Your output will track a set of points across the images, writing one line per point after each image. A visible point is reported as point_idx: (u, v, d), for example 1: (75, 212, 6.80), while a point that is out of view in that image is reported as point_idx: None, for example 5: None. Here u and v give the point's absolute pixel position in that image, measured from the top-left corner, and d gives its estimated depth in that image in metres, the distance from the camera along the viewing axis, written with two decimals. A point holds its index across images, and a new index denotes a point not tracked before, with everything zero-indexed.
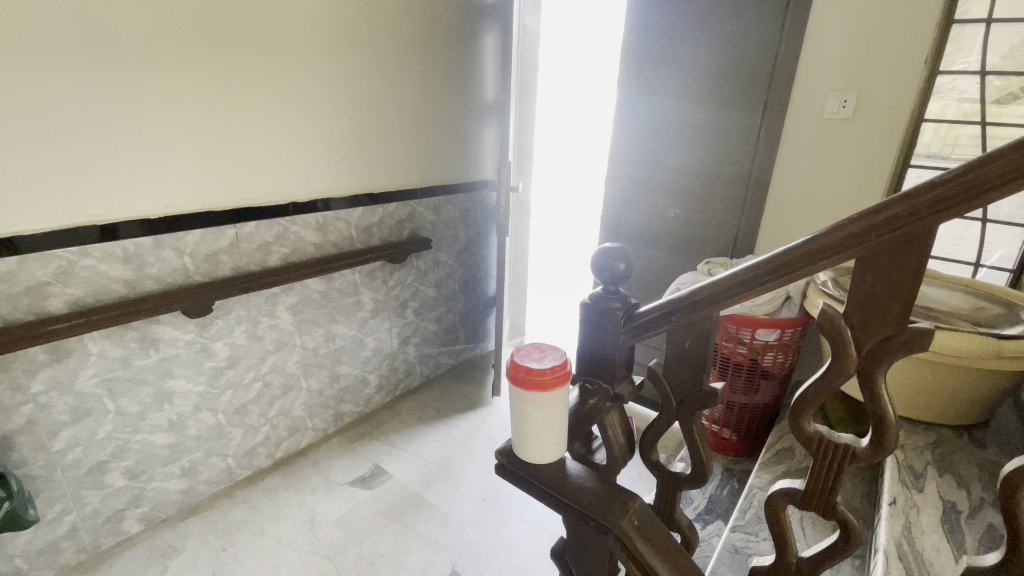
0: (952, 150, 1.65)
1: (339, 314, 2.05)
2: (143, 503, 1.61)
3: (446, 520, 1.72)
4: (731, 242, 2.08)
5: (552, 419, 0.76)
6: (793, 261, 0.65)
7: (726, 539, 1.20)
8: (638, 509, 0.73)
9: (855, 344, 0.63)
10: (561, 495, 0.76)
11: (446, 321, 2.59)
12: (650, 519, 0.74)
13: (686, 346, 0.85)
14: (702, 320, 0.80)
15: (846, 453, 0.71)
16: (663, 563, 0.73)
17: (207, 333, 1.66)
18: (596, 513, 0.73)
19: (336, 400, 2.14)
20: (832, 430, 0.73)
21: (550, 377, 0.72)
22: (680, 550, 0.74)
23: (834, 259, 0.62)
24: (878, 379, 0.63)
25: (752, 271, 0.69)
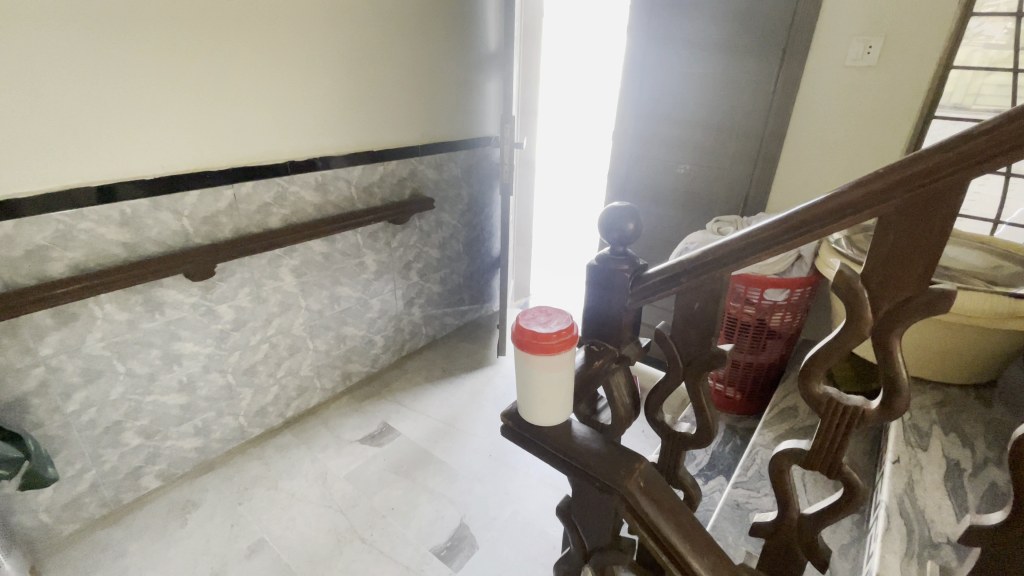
0: (976, 100, 1.59)
1: (343, 276, 2.04)
2: (160, 460, 1.65)
3: (453, 476, 1.77)
4: (742, 198, 2.02)
5: (559, 383, 0.75)
6: (808, 222, 0.62)
7: (727, 496, 1.21)
8: (643, 471, 0.72)
9: (872, 306, 0.61)
10: (567, 457, 0.76)
11: (450, 283, 2.58)
12: (656, 480, 0.73)
13: (695, 309, 0.85)
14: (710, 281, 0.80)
15: (855, 415, 0.75)
16: (673, 528, 0.70)
17: (212, 296, 1.66)
18: (600, 474, 0.72)
19: (344, 360, 2.16)
20: (844, 394, 0.76)
21: (556, 341, 0.70)
22: (690, 513, 0.72)
23: (853, 218, 0.59)
24: (894, 342, 0.61)
25: (766, 234, 0.66)
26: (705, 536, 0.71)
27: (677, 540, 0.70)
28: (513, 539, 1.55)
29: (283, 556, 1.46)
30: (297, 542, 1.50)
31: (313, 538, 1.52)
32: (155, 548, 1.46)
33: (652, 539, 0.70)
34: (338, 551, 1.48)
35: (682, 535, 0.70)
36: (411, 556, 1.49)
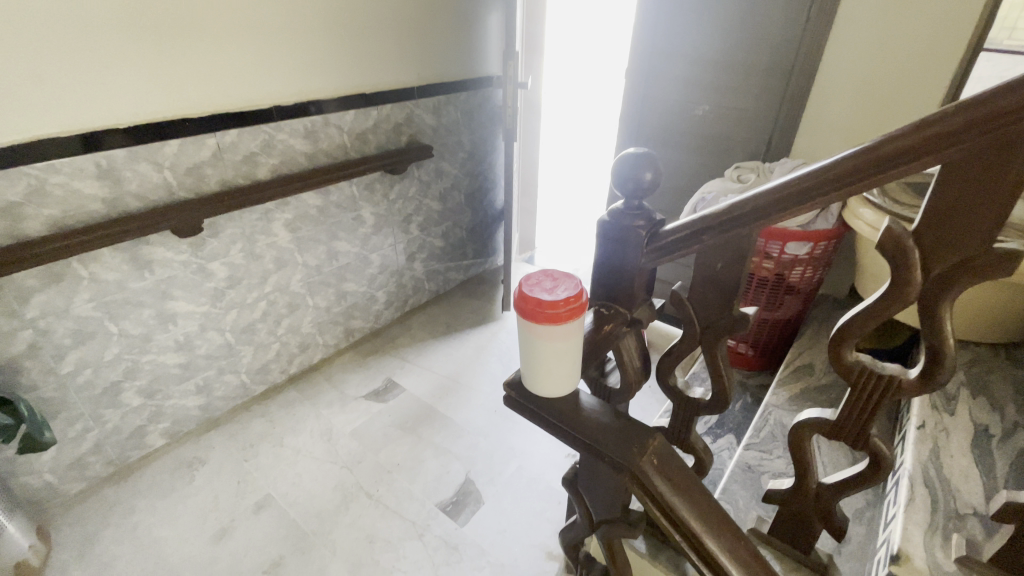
0: (1011, 32, 1.49)
1: (339, 230, 1.95)
2: (164, 418, 1.65)
3: (457, 432, 1.76)
4: (765, 142, 1.87)
5: (566, 354, 0.68)
6: (858, 169, 0.52)
7: (739, 458, 1.16)
8: (657, 448, 0.66)
9: (921, 268, 0.54)
10: (574, 431, 0.70)
11: (453, 236, 2.48)
12: (669, 456, 0.67)
13: (718, 269, 0.77)
14: (736, 237, 0.72)
15: (890, 386, 0.70)
16: (687, 508, 0.65)
17: (202, 253, 1.59)
18: (610, 451, 0.67)
19: (345, 316, 2.11)
20: (877, 361, 0.71)
21: (563, 310, 0.63)
22: (705, 491, 0.67)
23: (912, 165, 0.49)
24: (945, 308, 0.54)
25: (804, 184, 0.56)
26: (721, 515, 0.66)
27: (692, 521, 0.65)
28: (518, 494, 1.55)
29: (290, 512, 1.47)
30: (304, 498, 1.51)
31: (319, 495, 1.53)
32: (164, 504, 1.47)
33: (665, 519, 0.65)
34: (345, 506, 1.49)
35: (697, 515, 0.65)
36: (417, 511, 1.49)
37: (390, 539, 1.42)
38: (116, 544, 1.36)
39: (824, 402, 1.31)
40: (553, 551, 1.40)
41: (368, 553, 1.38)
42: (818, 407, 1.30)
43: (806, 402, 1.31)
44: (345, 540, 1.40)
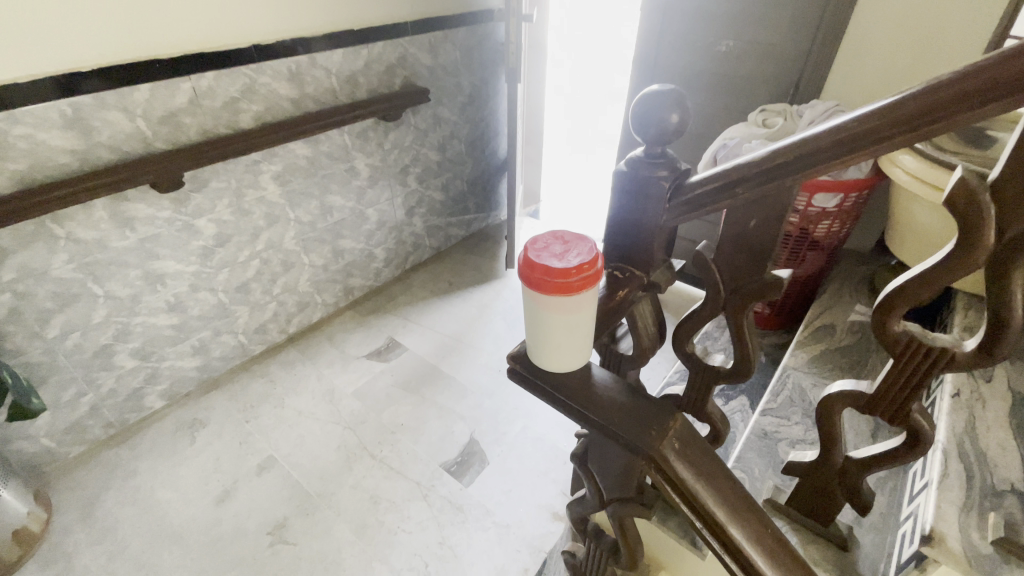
0: None
1: (332, 183, 1.83)
2: (161, 380, 1.61)
3: (462, 392, 1.72)
4: (793, 82, 1.71)
5: (576, 327, 0.60)
6: (931, 109, 0.42)
7: (755, 424, 1.10)
8: (677, 429, 0.59)
9: (998, 226, 0.46)
10: (585, 410, 0.63)
11: (453, 189, 2.35)
12: (690, 438, 0.61)
13: (750, 228, 0.68)
14: (775, 190, 0.62)
15: (940, 359, 0.61)
16: (710, 494, 0.59)
17: (186, 210, 1.50)
18: (625, 434, 0.60)
19: (344, 275, 2.03)
20: (927, 330, 0.62)
21: (575, 279, 0.54)
22: (729, 476, 0.61)
23: (1002, 102, 0.40)
24: (1018, 273, 0.47)
25: (859, 128, 0.46)
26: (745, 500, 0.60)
27: (716, 508, 0.59)
28: (523, 454, 1.53)
29: (293, 473, 1.46)
30: (306, 459, 1.50)
31: (322, 456, 1.51)
32: (166, 466, 1.47)
33: (687, 507, 0.59)
34: (348, 468, 1.48)
35: (720, 501, 0.59)
36: (421, 471, 1.47)
37: (395, 500, 1.40)
38: (119, 507, 1.36)
39: (844, 364, 1.24)
40: (558, 511, 1.38)
41: (373, 514, 1.37)
42: (839, 369, 1.23)
43: (827, 364, 1.24)
44: (349, 501, 1.39)
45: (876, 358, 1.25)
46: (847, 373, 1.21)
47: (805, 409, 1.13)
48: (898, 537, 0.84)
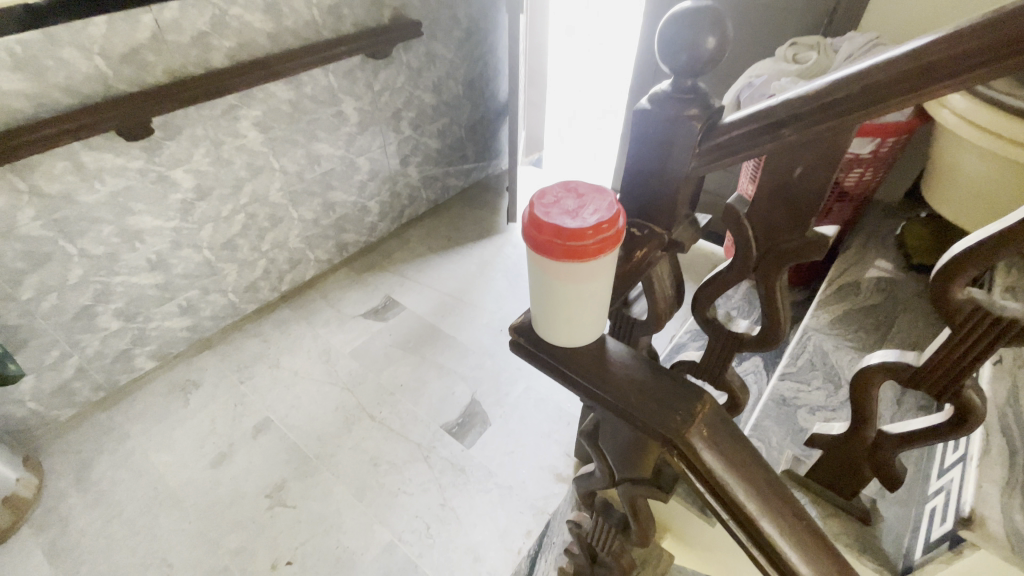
0: None
1: (319, 129, 1.69)
2: (149, 341, 1.56)
3: (464, 351, 1.66)
4: (830, 9, 1.52)
5: (591, 296, 0.51)
6: (973, 54, 0.41)
7: (773, 389, 1.04)
8: (707, 415, 0.51)
9: None
10: (598, 391, 0.54)
11: (451, 136, 2.19)
12: (721, 422, 0.52)
13: (794, 178, 0.58)
14: (829, 132, 0.52)
15: (1006, 331, 0.54)
16: (742, 485, 0.50)
17: (160, 160, 1.38)
18: (645, 419, 0.51)
19: (336, 229, 1.92)
20: (994, 298, 0.54)
21: (591, 242, 0.45)
22: (765, 466, 0.52)
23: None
24: None
25: (877, 80, 0.45)
26: (783, 496, 0.52)
27: (748, 502, 0.50)
28: (526, 415, 1.48)
29: (290, 435, 1.42)
30: (303, 420, 1.46)
31: (320, 418, 1.46)
32: (160, 429, 1.44)
33: (714, 499, 0.51)
34: (346, 430, 1.44)
35: (753, 494, 0.51)
36: (422, 433, 1.44)
37: (395, 462, 1.37)
38: (114, 471, 1.34)
39: (869, 324, 1.16)
40: (562, 473, 1.35)
41: (373, 476, 1.34)
42: (865, 331, 1.15)
43: (851, 325, 1.16)
44: (348, 463, 1.36)
45: (903, 319, 1.17)
46: (873, 335, 1.13)
47: (827, 374, 1.06)
48: (926, 512, 0.79)
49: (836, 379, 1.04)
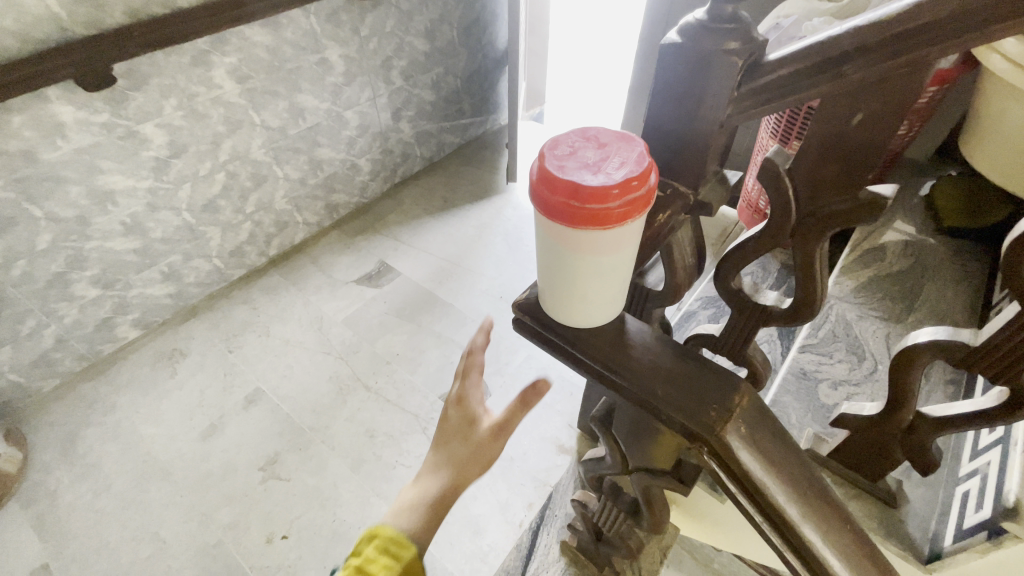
0: None
1: (302, 80, 1.55)
2: (131, 309, 1.48)
3: (462, 319, 1.58)
4: None
5: (611, 269, 0.43)
6: None
7: (793, 362, 0.97)
8: (744, 409, 0.44)
9: None
10: (616, 380, 0.47)
11: (446, 88, 2.04)
12: (759, 415, 0.45)
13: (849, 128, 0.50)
14: (902, 70, 0.43)
15: None
16: (782, 486, 0.44)
17: (127, 113, 1.26)
18: (673, 415, 0.44)
19: (325, 190, 1.81)
20: None
21: (615, 209, 0.36)
22: (806, 465, 0.45)
23: None
24: None
25: (943, 13, 0.39)
26: (826, 497, 0.46)
27: (788, 506, 0.44)
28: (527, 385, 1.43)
29: (283, 406, 1.37)
30: (296, 391, 1.40)
31: (313, 387, 1.41)
32: (147, 400, 1.39)
33: (748, 502, 0.44)
34: (341, 401, 1.38)
35: (794, 497, 0.44)
36: (419, 404, 1.38)
37: (393, 433, 1.33)
38: (101, 443, 1.30)
39: (896, 292, 1.08)
40: (564, 444, 1.31)
41: (369, 448, 1.30)
42: (891, 299, 1.07)
43: (876, 294, 1.08)
44: (343, 435, 1.32)
45: (931, 287, 1.08)
46: (899, 304, 1.05)
47: (850, 345, 0.99)
48: (956, 495, 0.74)
49: (860, 351, 0.98)
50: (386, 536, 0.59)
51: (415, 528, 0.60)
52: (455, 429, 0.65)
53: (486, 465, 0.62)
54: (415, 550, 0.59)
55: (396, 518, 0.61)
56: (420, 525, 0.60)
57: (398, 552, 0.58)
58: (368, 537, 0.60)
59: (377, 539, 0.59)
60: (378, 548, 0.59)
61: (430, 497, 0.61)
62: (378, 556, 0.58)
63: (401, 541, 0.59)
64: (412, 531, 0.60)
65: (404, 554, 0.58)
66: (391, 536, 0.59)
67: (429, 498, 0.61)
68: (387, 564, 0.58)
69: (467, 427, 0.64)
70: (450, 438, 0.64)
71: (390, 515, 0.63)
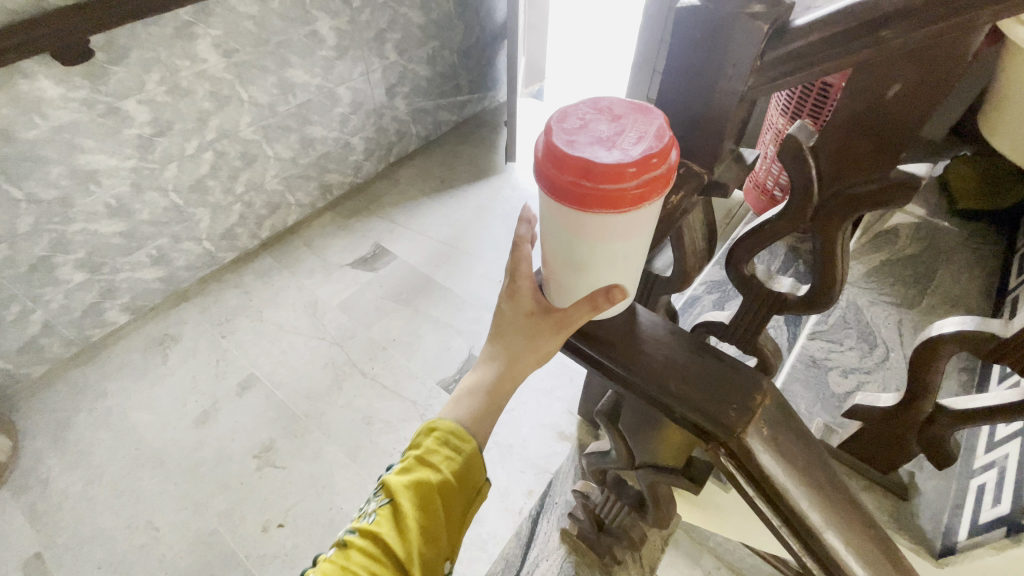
0: None
1: (291, 53, 1.48)
2: (120, 294, 1.44)
3: (459, 304, 1.55)
4: None
5: (625, 246, 0.42)
6: None
7: (801, 350, 0.94)
8: (764, 408, 0.42)
9: None
10: (629, 375, 0.46)
11: (443, 63, 1.96)
12: (781, 417, 0.43)
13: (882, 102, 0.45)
14: (946, 33, 0.38)
15: None
16: (803, 490, 0.42)
17: (107, 89, 1.20)
18: (688, 411, 0.43)
19: (318, 170, 1.75)
20: None
21: (631, 193, 0.35)
22: (829, 468, 0.43)
23: None
24: None
25: None
26: (849, 502, 0.43)
27: (810, 512, 0.41)
28: None
29: (277, 392, 1.34)
30: (290, 377, 1.37)
31: (308, 373, 1.38)
32: (138, 386, 1.36)
33: (766, 506, 0.42)
34: (336, 387, 1.35)
35: (816, 501, 0.42)
36: (417, 390, 1.36)
37: (390, 420, 1.30)
38: (92, 431, 1.28)
39: (909, 276, 1.04)
40: (564, 431, 1.29)
41: (366, 436, 1.27)
42: (903, 283, 1.03)
43: (888, 278, 1.04)
44: (340, 422, 1.29)
45: (946, 271, 1.04)
46: (912, 289, 1.02)
47: (861, 332, 0.96)
48: (971, 488, 0.72)
49: (871, 339, 0.94)
50: (445, 429, 0.52)
51: (474, 416, 0.53)
52: (507, 313, 0.52)
53: (544, 357, 0.51)
54: (476, 443, 0.53)
55: (453, 408, 0.54)
56: (478, 413, 0.53)
57: (458, 446, 0.52)
58: (426, 430, 0.54)
59: (436, 432, 0.53)
60: (438, 441, 0.52)
61: (486, 387, 0.52)
62: (439, 449, 0.52)
63: (462, 434, 0.52)
64: (473, 422, 0.53)
65: (465, 449, 0.52)
66: (450, 429, 0.52)
67: (484, 387, 0.52)
68: (449, 457, 0.52)
69: (523, 310, 0.52)
70: (503, 327, 0.53)
71: (448, 406, 0.55)
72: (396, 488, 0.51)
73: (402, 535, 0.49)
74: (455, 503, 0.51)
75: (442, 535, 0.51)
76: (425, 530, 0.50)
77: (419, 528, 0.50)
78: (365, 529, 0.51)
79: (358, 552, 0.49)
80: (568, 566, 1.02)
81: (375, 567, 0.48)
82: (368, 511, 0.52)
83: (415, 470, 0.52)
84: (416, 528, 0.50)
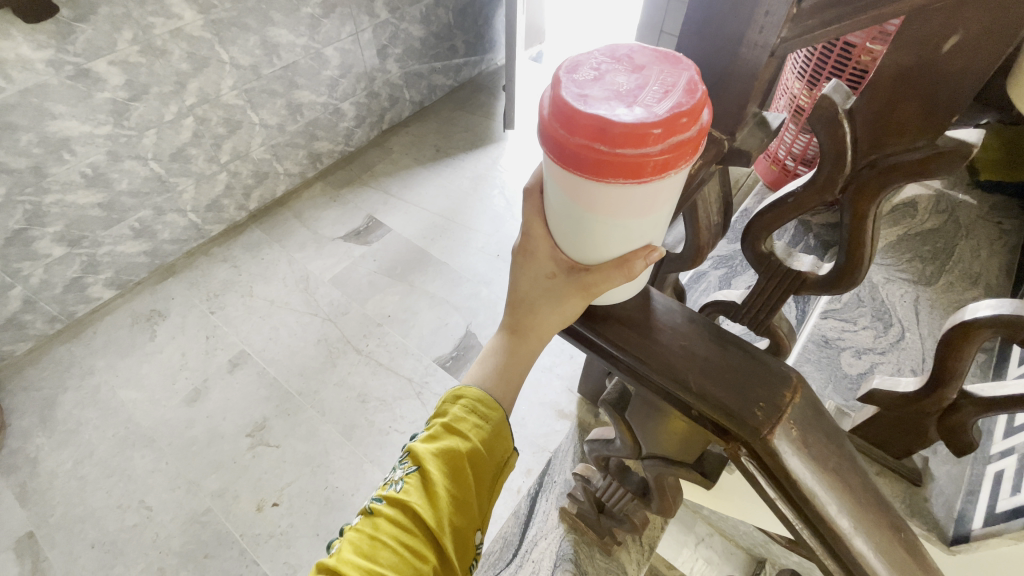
0: None
1: (273, 10, 1.38)
2: (103, 269, 1.39)
3: (456, 279, 1.50)
4: None
5: (644, 220, 0.37)
6: None
7: (813, 329, 0.91)
8: (794, 406, 0.40)
9: None
10: (645, 367, 0.43)
11: (437, 22, 1.84)
12: (809, 414, 0.41)
13: (939, 55, 0.39)
14: None
15: None
16: (833, 495, 0.39)
17: (75, 49, 1.12)
18: (711, 406, 0.40)
19: (307, 137, 1.67)
20: None
21: (649, 161, 0.30)
22: (859, 470, 0.41)
23: None
24: None
25: None
26: (878, 505, 0.41)
27: (838, 517, 0.39)
28: None
29: (269, 370, 1.31)
30: (282, 354, 1.34)
31: (300, 350, 1.34)
32: (126, 363, 1.32)
33: (789, 509, 0.39)
34: (331, 364, 1.32)
35: (846, 506, 0.39)
36: (413, 367, 1.32)
37: (385, 398, 1.27)
38: (80, 410, 1.24)
39: (927, 252, 0.98)
40: (564, 409, 1.26)
41: (362, 414, 1.25)
42: (921, 259, 0.98)
43: (906, 254, 0.99)
44: (334, 400, 1.26)
45: (965, 247, 0.99)
46: (930, 265, 0.96)
47: (876, 311, 0.91)
48: (987, 475, 0.69)
49: (886, 318, 0.90)
50: (472, 397, 0.49)
51: (498, 381, 0.49)
52: (527, 275, 0.45)
53: (564, 320, 0.45)
54: (504, 411, 0.50)
55: (476, 371, 0.50)
56: (501, 374, 0.49)
57: (486, 415, 0.49)
58: (452, 397, 0.50)
59: (463, 399, 0.49)
60: (466, 409, 0.48)
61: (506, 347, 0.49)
62: (467, 416, 0.48)
63: (489, 402, 0.49)
64: (498, 388, 0.49)
65: (493, 417, 0.49)
66: (476, 397, 0.49)
67: (506, 348, 0.49)
68: (477, 425, 0.48)
69: (544, 271, 0.44)
70: (523, 289, 0.46)
71: (471, 370, 0.52)
72: (422, 455, 0.47)
73: (431, 504, 0.46)
74: (485, 473, 0.48)
75: (473, 505, 0.48)
76: (456, 499, 0.47)
77: (449, 497, 0.47)
78: (392, 497, 0.47)
79: (386, 522, 0.46)
80: (567, 545, 1.01)
81: (405, 536, 0.45)
82: (393, 478, 0.49)
83: (443, 438, 0.48)
84: (447, 498, 0.46)
